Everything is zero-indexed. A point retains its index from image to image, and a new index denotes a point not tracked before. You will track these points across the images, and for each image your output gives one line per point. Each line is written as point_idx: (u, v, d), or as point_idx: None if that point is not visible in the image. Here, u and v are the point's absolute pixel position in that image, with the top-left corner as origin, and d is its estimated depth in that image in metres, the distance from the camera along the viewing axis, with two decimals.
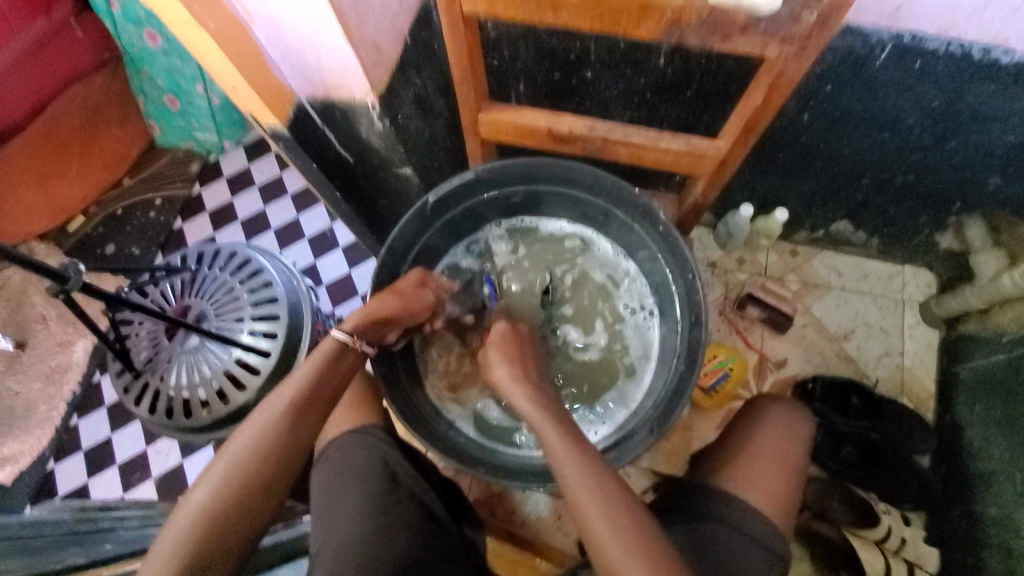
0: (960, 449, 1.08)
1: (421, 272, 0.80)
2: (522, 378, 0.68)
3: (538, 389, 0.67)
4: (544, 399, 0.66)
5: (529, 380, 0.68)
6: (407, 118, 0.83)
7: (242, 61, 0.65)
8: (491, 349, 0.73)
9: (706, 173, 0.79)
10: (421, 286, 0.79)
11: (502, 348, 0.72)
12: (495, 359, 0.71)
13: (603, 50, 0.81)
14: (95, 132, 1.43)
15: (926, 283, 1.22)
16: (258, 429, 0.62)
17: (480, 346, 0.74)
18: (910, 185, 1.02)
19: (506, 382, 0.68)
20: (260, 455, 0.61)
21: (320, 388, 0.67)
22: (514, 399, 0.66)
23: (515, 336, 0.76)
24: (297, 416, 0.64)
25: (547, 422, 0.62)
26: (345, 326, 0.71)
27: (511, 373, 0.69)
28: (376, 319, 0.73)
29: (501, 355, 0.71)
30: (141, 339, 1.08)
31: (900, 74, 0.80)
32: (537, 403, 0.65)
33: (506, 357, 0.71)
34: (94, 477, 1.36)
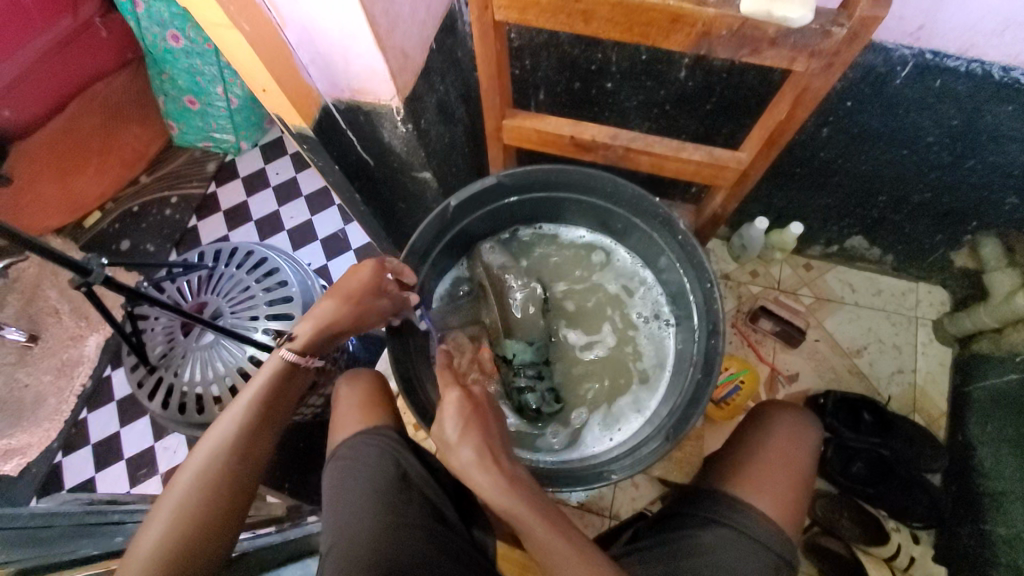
0: (971, 468, 1.07)
1: (374, 274, 0.75)
2: (481, 447, 0.59)
3: (508, 471, 0.59)
4: (515, 483, 0.59)
5: (495, 455, 0.60)
6: (429, 123, 0.84)
7: (272, 63, 0.67)
8: (447, 425, 0.62)
9: (726, 185, 0.80)
10: (378, 294, 0.76)
11: (465, 414, 0.62)
12: (447, 425, 0.61)
13: (624, 61, 0.82)
14: (115, 129, 1.46)
15: (940, 301, 1.22)
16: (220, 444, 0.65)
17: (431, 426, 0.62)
18: (926, 203, 1.02)
19: (468, 465, 0.59)
20: (225, 466, 0.64)
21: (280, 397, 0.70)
22: (484, 492, 0.58)
23: (475, 405, 0.63)
24: (257, 425, 0.68)
25: (524, 512, 0.58)
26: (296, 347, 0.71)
27: (477, 458, 0.59)
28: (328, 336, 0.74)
29: (456, 421, 0.61)
30: (156, 334, 1.09)
31: (919, 93, 0.80)
32: (504, 491, 0.58)
33: (467, 432, 0.60)
34: (101, 471, 1.37)
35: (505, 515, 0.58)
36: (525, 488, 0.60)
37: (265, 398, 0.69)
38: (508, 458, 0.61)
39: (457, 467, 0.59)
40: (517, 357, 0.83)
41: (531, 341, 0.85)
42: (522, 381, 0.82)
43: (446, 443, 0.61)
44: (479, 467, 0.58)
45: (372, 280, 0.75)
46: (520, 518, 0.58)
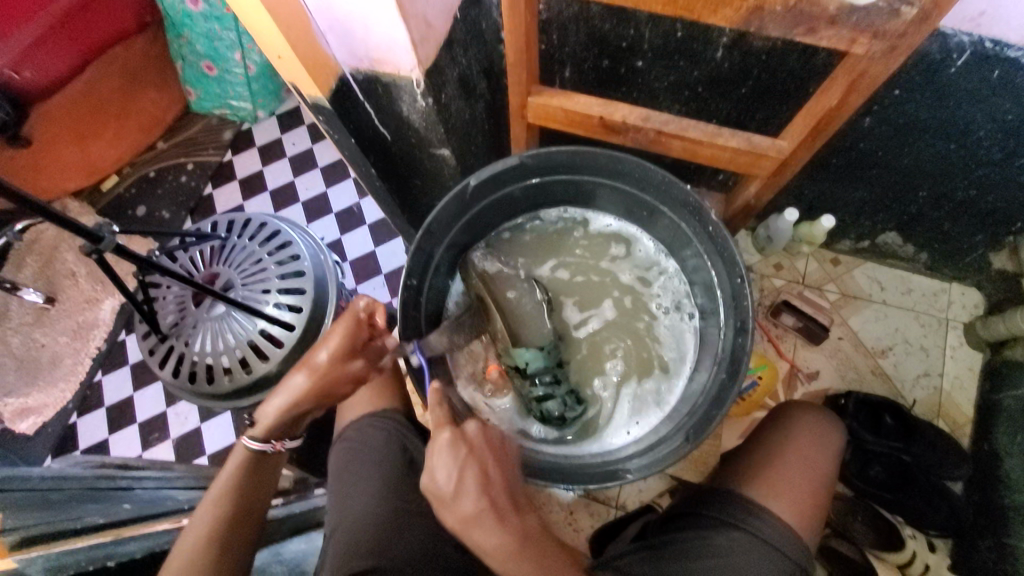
0: (995, 478, 1.03)
1: (344, 340, 0.69)
2: (478, 505, 0.54)
3: (513, 529, 0.54)
4: (517, 544, 0.54)
5: (497, 511, 0.55)
6: (450, 97, 0.81)
7: (290, 29, 0.63)
8: (440, 474, 0.56)
9: (763, 174, 0.75)
10: (350, 357, 0.70)
11: (464, 460, 0.56)
12: (437, 473, 0.56)
13: (658, 38, 0.77)
14: (133, 94, 1.44)
15: (973, 303, 1.17)
16: (202, 529, 0.62)
17: (423, 478, 0.56)
18: (969, 201, 0.96)
19: (469, 519, 0.54)
20: (211, 552, 0.61)
21: (260, 473, 0.69)
22: (483, 554, 0.54)
23: (471, 447, 0.57)
24: (240, 504, 0.66)
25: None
26: (259, 433, 0.70)
27: (480, 515, 0.54)
28: (296, 413, 0.71)
29: (448, 471, 0.55)
30: (168, 303, 1.08)
31: (975, 83, 0.75)
32: (504, 555, 0.53)
33: (465, 487, 0.55)
34: (114, 434, 1.39)
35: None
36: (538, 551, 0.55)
37: (244, 479, 0.68)
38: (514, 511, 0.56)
39: (456, 522, 0.54)
40: (533, 365, 0.78)
41: (541, 346, 0.79)
42: (540, 390, 0.77)
43: (439, 496, 0.55)
44: (478, 524, 0.54)
45: (340, 349, 0.69)
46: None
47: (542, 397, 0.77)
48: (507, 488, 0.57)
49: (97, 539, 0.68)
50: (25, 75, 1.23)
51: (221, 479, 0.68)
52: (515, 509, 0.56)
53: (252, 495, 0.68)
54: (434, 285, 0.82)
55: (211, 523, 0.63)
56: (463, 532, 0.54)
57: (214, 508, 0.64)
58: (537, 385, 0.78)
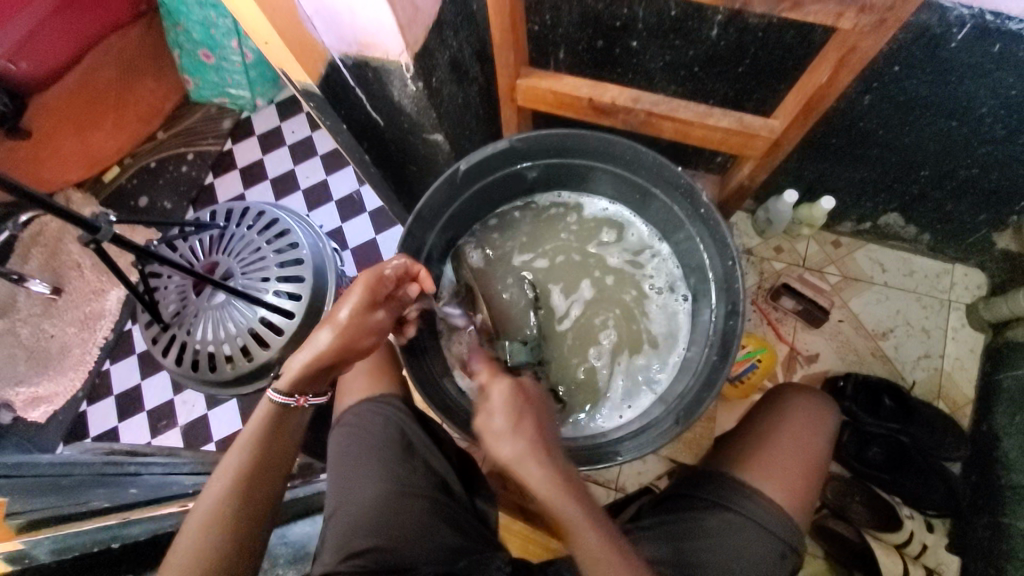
0: (995, 459, 1.03)
1: (368, 291, 0.68)
2: (533, 441, 0.54)
3: (564, 470, 0.55)
4: (569, 483, 0.54)
5: (548, 453, 0.54)
6: (442, 82, 0.80)
7: (276, 14, 0.63)
8: (495, 416, 0.55)
9: (755, 155, 0.75)
10: (373, 307, 0.69)
11: (518, 402, 0.56)
12: (494, 415, 0.55)
13: (651, 17, 0.76)
14: (132, 83, 1.44)
15: (976, 284, 1.16)
16: (223, 484, 0.62)
17: (478, 416, 0.56)
18: (972, 179, 0.95)
19: (518, 457, 0.53)
20: (232, 502, 0.62)
21: (281, 430, 0.67)
22: (535, 488, 0.53)
23: (525, 392, 0.57)
24: (262, 462, 0.65)
25: (576, 508, 0.53)
26: (282, 387, 0.66)
27: (526, 455, 0.53)
28: (320, 367, 0.68)
29: (504, 412, 0.55)
30: (170, 293, 1.09)
31: (976, 58, 0.73)
32: (555, 489, 0.53)
33: (517, 425, 0.54)
34: (123, 421, 1.41)
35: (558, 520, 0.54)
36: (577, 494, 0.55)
37: (266, 437, 0.66)
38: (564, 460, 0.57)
39: (507, 460, 0.54)
40: (517, 358, 0.78)
41: (526, 340, 0.81)
42: None
43: (495, 433, 0.54)
44: (532, 460, 0.53)
45: (364, 299, 0.68)
46: (573, 520, 0.54)
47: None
48: (556, 436, 0.57)
49: (104, 522, 0.70)
50: (22, 66, 1.25)
51: (244, 435, 0.66)
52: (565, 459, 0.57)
53: (275, 452, 0.66)
54: (429, 271, 0.82)
55: (231, 479, 0.63)
56: (517, 470, 0.54)
57: (234, 465, 0.63)
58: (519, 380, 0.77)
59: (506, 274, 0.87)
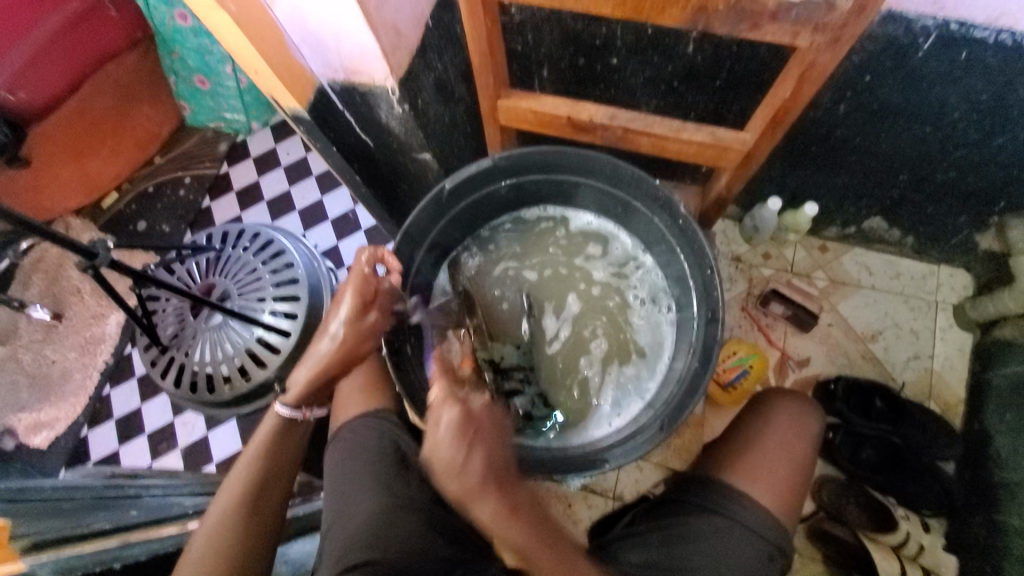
0: (987, 457, 1.04)
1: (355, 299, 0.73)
2: (484, 476, 0.56)
3: (517, 510, 0.56)
4: (524, 520, 0.56)
5: (500, 487, 0.56)
6: (427, 103, 0.83)
7: (263, 44, 0.65)
8: (444, 448, 0.56)
9: (731, 166, 0.77)
10: (362, 313, 0.73)
11: (470, 433, 0.57)
12: (439, 443, 0.56)
13: (629, 35, 0.78)
14: (128, 111, 1.47)
15: (962, 284, 1.17)
16: (230, 496, 0.67)
17: (428, 446, 0.56)
18: (950, 182, 0.97)
19: (467, 493, 0.55)
20: (239, 512, 0.66)
21: (281, 446, 0.72)
22: (484, 523, 0.55)
23: (475, 421, 0.58)
24: (264, 475, 0.69)
25: (532, 547, 0.56)
26: (288, 401, 0.73)
27: (475, 493, 0.55)
28: (320, 379, 0.74)
29: (456, 449, 0.56)
30: (167, 315, 1.11)
31: (945, 66, 0.75)
32: (500, 522, 0.55)
33: (469, 458, 0.56)
34: (124, 445, 1.42)
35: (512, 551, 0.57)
36: (529, 522, 0.57)
37: (269, 452, 0.71)
38: (519, 494, 0.57)
39: (458, 495, 0.55)
40: (508, 360, 0.83)
41: (519, 344, 0.85)
42: (512, 383, 0.81)
43: (446, 466, 0.55)
44: (478, 495, 0.55)
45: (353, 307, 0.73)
46: (526, 550, 0.56)
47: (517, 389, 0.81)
48: (509, 458, 0.58)
49: (106, 543, 0.71)
50: (20, 96, 1.27)
51: (248, 453, 0.71)
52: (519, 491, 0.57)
53: (277, 467, 0.71)
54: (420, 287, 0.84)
55: (237, 491, 0.67)
56: (467, 503, 0.56)
57: (240, 478, 0.68)
58: (510, 380, 0.82)
59: (494, 288, 0.89)
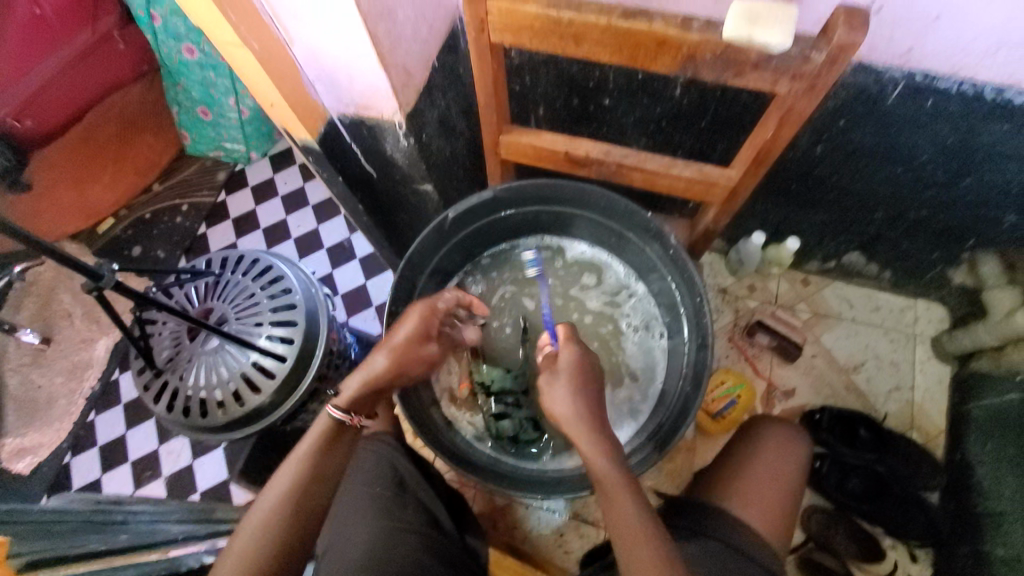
0: (970, 487, 1.06)
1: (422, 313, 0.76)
2: (584, 413, 0.64)
3: (612, 443, 0.62)
4: (615, 454, 0.62)
5: (597, 423, 0.64)
6: (431, 136, 0.87)
7: (280, 79, 0.69)
8: (557, 382, 0.67)
9: (716, 201, 0.81)
10: (425, 339, 0.76)
11: (573, 379, 0.66)
12: (558, 378, 0.67)
13: (620, 80, 0.84)
14: (130, 138, 1.51)
15: (938, 318, 1.22)
16: (276, 493, 0.62)
17: (545, 379, 0.67)
18: (923, 220, 1.02)
19: (570, 421, 0.64)
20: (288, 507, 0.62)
21: (336, 443, 0.68)
22: (584, 450, 0.62)
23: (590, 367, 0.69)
24: (316, 473, 0.65)
25: (611, 482, 0.60)
26: (340, 403, 0.68)
27: (575, 418, 0.64)
28: (375, 391, 0.72)
29: (568, 385, 0.66)
30: (163, 338, 1.11)
31: (913, 112, 0.80)
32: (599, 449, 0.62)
33: (574, 394, 0.65)
34: (107, 473, 1.40)
35: (598, 485, 0.61)
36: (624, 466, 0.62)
37: (328, 446, 0.67)
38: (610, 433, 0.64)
39: (565, 420, 0.64)
40: (499, 384, 0.85)
41: (511, 368, 0.87)
42: (498, 407, 0.84)
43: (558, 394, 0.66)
44: (581, 419, 0.64)
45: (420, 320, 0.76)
46: (610, 486, 0.60)
47: (506, 416, 0.83)
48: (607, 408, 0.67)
49: (96, 565, 0.70)
50: (26, 124, 1.28)
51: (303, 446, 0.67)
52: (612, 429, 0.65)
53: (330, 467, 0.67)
54: None
55: (286, 488, 0.63)
56: (569, 431, 0.64)
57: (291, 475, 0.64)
58: (499, 405, 0.84)
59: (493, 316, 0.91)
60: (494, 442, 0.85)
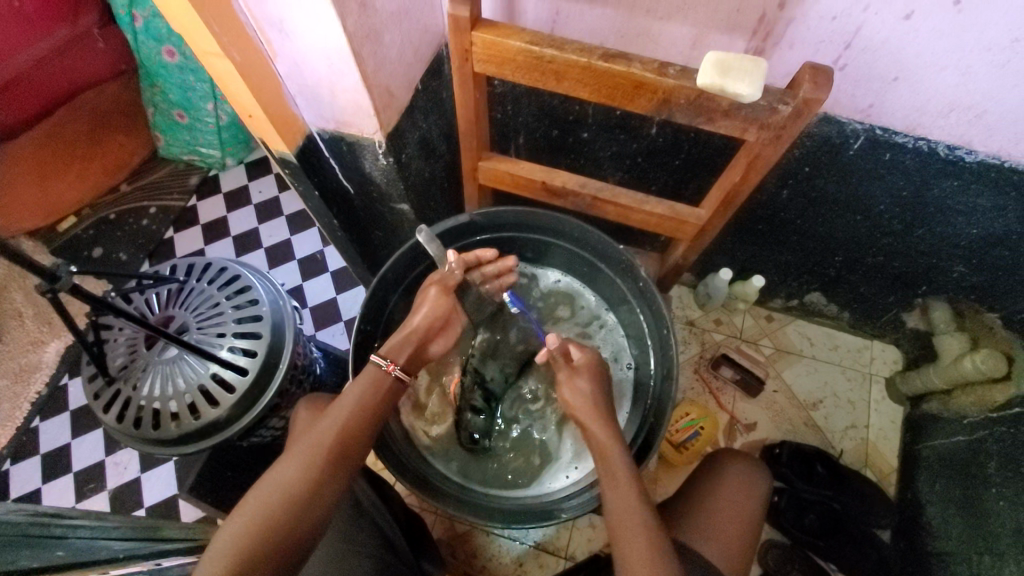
0: (920, 525, 1.09)
1: (438, 298, 0.77)
2: (596, 406, 0.71)
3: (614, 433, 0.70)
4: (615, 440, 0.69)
5: (604, 414, 0.71)
6: (411, 157, 0.88)
7: (260, 93, 0.69)
8: (577, 378, 0.73)
9: (688, 238, 0.84)
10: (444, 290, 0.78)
11: (592, 375, 0.74)
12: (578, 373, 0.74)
13: (599, 115, 0.86)
14: (99, 136, 1.48)
15: (892, 359, 1.27)
16: (276, 493, 0.60)
17: (564, 374, 0.74)
18: (879, 265, 1.07)
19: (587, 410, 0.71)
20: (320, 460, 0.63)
21: (347, 444, 0.65)
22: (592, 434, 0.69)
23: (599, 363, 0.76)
24: (345, 434, 0.66)
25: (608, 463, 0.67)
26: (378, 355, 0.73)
27: (589, 409, 0.71)
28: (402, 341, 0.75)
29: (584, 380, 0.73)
30: (119, 346, 1.07)
31: (872, 164, 0.84)
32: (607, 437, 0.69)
33: (586, 390, 0.72)
34: (47, 483, 1.34)
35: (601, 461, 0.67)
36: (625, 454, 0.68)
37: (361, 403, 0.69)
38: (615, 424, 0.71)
39: (581, 411, 0.71)
40: (494, 384, 0.86)
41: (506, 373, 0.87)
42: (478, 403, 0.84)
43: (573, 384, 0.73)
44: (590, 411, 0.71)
45: (440, 300, 0.77)
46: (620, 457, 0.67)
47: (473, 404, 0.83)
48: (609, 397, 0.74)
49: None
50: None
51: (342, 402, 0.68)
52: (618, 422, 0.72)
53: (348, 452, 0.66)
54: (389, 331, 0.85)
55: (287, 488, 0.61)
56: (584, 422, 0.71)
57: (296, 475, 0.61)
58: (473, 395, 0.84)
59: None
60: (458, 467, 0.83)
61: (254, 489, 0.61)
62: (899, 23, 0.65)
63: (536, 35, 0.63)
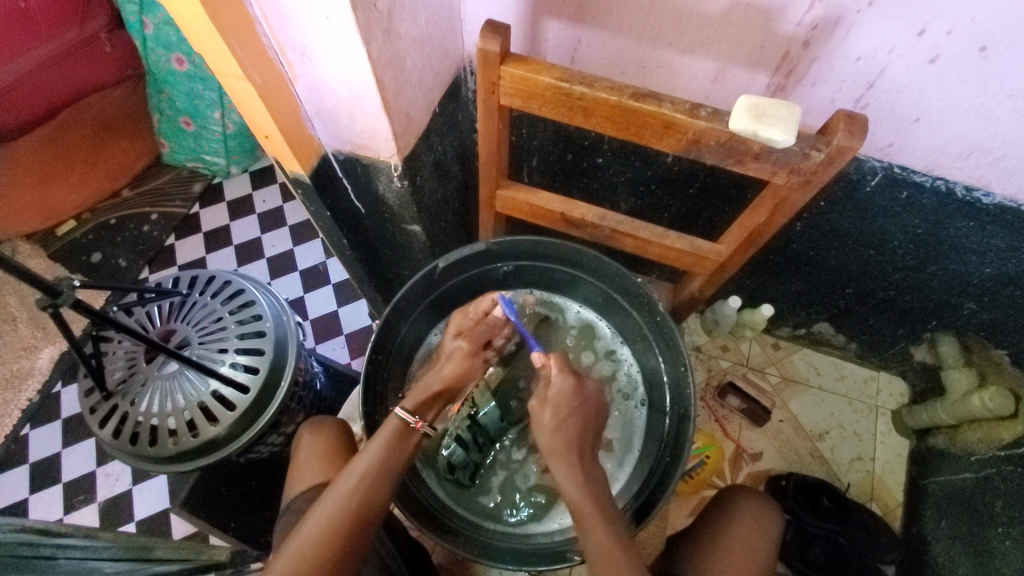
0: (926, 564, 1.07)
1: (467, 357, 0.78)
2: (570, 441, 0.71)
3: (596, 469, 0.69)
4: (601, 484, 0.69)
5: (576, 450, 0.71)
6: (424, 180, 0.87)
7: (278, 113, 0.68)
8: (546, 410, 0.73)
9: (704, 272, 0.83)
10: (458, 335, 0.81)
11: (563, 405, 0.73)
12: (546, 406, 0.73)
13: (615, 142, 0.85)
14: (104, 142, 1.46)
15: (898, 392, 1.27)
16: (296, 557, 0.60)
17: (534, 401, 0.73)
18: (889, 299, 1.06)
19: (554, 447, 0.70)
20: (342, 519, 0.63)
21: (366, 505, 0.65)
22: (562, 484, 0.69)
23: (579, 388, 0.75)
24: (367, 493, 0.66)
25: (592, 512, 0.66)
26: (410, 404, 0.73)
27: (560, 454, 0.70)
28: (431, 394, 0.76)
29: (556, 417, 0.72)
30: (117, 359, 1.05)
31: (888, 201, 0.84)
32: (582, 489, 0.68)
33: (555, 423, 0.71)
34: (36, 494, 1.31)
35: (574, 510, 0.67)
36: (602, 502, 0.68)
37: (384, 458, 0.69)
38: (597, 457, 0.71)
39: (547, 450, 0.71)
40: (484, 420, 0.84)
41: (505, 416, 0.85)
42: (462, 435, 0.82)
43: (541, 423, 0.72)
44: (563, 460, 0.69)
45: (468, 364, 0.78)
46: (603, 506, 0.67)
47: (456, 433, 0.83)
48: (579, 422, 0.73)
49: None
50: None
51: (365, 457, 0.69)
52: (590, 459, 0.72)
53: (372, 507, 0.66)
54: (399, 355, 0.84)
55: (310, 554, 0.60)
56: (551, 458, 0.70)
57: (315, 536, 0.61)
58: (459, 424, 0.83)
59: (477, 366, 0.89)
60: (460, 503, 0.82)
61: (280, 548, 0.62)
62: (923, 66, 0.65)
63: (565, 71, 0.63)
